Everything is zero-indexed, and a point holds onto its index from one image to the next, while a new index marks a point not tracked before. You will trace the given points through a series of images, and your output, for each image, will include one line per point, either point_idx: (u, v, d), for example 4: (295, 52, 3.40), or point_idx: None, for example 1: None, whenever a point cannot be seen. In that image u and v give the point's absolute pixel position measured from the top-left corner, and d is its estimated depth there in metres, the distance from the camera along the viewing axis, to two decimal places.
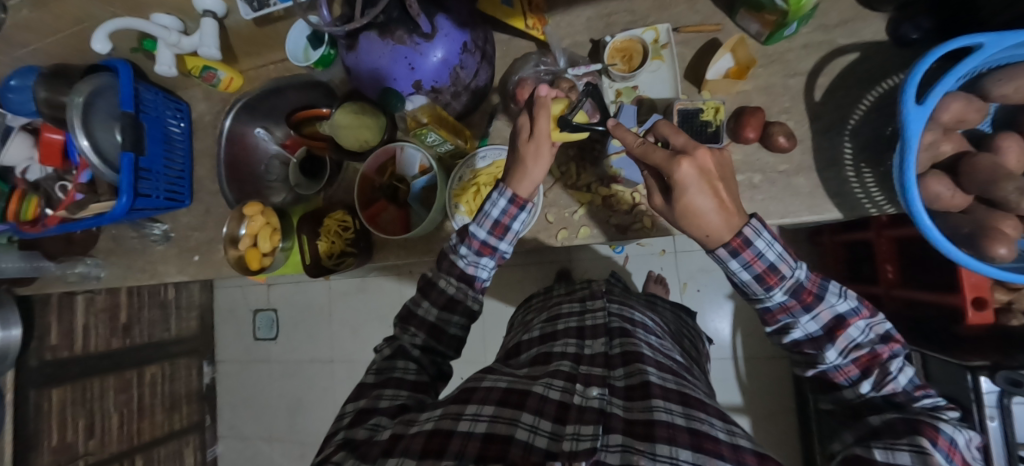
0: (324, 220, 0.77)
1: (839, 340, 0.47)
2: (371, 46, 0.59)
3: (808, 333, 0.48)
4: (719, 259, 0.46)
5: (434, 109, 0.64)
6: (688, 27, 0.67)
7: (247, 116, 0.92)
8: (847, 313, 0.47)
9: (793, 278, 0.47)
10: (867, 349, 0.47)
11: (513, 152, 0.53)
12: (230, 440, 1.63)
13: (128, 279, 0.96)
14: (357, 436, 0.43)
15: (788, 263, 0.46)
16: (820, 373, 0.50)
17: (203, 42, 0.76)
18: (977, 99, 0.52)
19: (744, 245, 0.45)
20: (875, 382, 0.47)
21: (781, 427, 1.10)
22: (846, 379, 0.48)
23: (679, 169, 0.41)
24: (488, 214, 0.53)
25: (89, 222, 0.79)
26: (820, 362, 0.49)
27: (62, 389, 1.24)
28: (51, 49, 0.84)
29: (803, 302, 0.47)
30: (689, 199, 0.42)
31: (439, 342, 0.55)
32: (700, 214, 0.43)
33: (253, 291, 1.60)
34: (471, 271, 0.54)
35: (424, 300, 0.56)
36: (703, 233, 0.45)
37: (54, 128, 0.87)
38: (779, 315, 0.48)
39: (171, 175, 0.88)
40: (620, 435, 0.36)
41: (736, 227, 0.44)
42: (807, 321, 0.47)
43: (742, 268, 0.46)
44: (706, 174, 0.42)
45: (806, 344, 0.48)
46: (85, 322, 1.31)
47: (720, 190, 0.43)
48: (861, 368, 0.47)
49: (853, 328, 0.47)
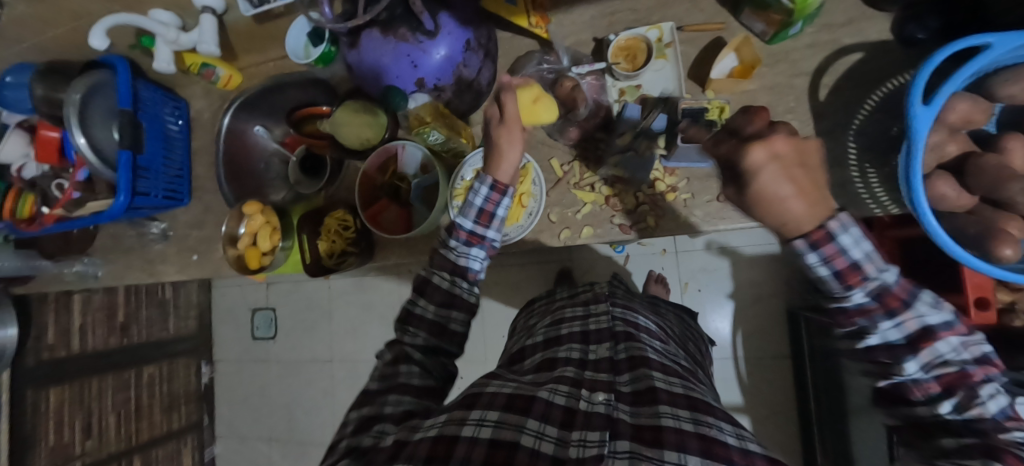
0: (326, 218, 0.77)
1: (924, 354, 0.43)
2: (374, 45, 0.59)
3: (886, 340, 0.43)
4: (796, 250, 0.41)
5: (437, 107, 0.64)
6: (692, 26, 0.66)
7: (246, 114, 0.91)
8: (938, 325, 0.42)
9: (878, 280, 0.42)
10: (955, 367, 0.42)
11: (488, 139, 0.56)
12: (228, 440, 1.63)
13: (126, 278, 0.95)
14: (362, 442, 0.43)
15: (876, 262, 0.41)
16: (894, 385, 0.46)
17: (202, 39, 0.75)
18: (983, 100, 0.52)
19: (828, 238, 0.40)
20: (958, 404, 0.42)
21: (781, 426, 1.10)
22: (922, 396, 0.44)
23: (751, 156, 0.39)
24: (471, 203, 0.54)
25: (86, 220, 0.78)
26: (897, 374, 0.45)
27: (59, 389, 1.23)
28: (48, 45, 0.83)
29: (887, 307, 0.42)
30: (764, 185, 0.39)
31: (441, 340, 0.54)
32: (780, 202, 0.39)
33: (251, 290, 1.59)
34: (462, 263, 0.55)
35: (421, 299, 0.55)
36: (779, 222, 0.41)
37: (51, 125, 0.86)
38: (856, 318, 0.44)
39: (170, 174, 0.87)
40: (628, 441, 0.36)
41: (819, 218, 0.40)
42: (889, 328, 0.43)
43: (820, 263, 0.41)
44: (785, 161, 0.39)
45: (881, 353, 0.45)
46: (82, 321, 1.30)
47: (800, 177, 0.39)
48: (944, 386, 0.43)
49: (944, 342, 0.42)
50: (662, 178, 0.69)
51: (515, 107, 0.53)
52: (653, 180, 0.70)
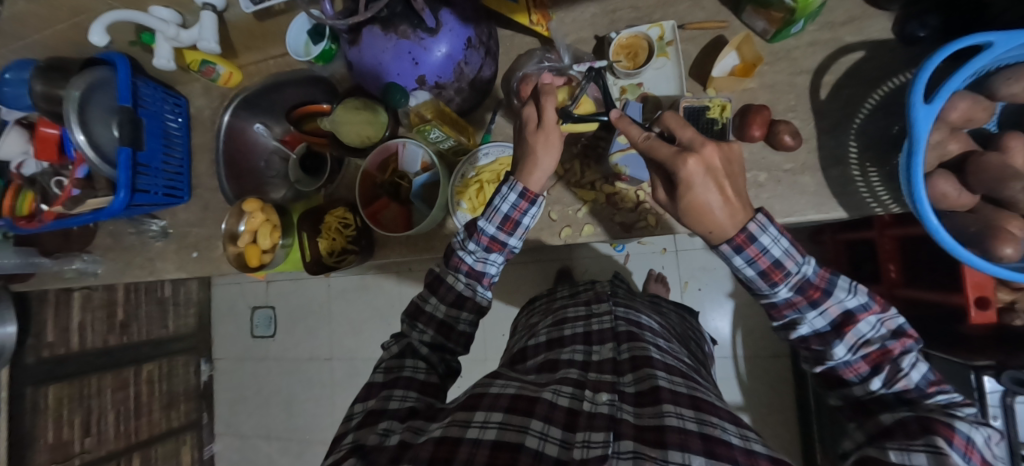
0: (325, 217, 0.76)
1: (848, 336, 0.45)
2: (375, 41, 0.59)
3: (815, 329, 0.46)
4: (723, 255, 0.44)
5: (438, 106, 0.66)
6: (693, 24, 0.66)
7: (246, 111, 0.91)
8: (855, 308, 0.45)
9: (800, 274, 0.45)
10: (877, 345, 0.44)
11: (521, 142, 0.52)
12: (228, 438, 1.63)
13: (125, 275, 0.95)
14: (368, 441, 0.42)
15: (794, 258, 0.44)
16: (828, 370, 0.48)
17: (203, 36, 0.75)
18: (984, 98, 0.52)
19: (749, 240, 0.43)
20: (886, 378, 0.44)
21: (781, 426, 1.10)
22: (855, 376, 0.46)
23: (686, 167, 0.40)
24: (497, 208, 0.51)
25: (86, 218, 0.78)
26: (829, 359, 0.46)
27: (58, 387, 1.23)
28: (47, 42, 0.82)
29: (810, 298, 0.45)
30: (695, 196, 0.41)
31: (447, 339, 0.55)
32: (708, 210, 0.42)
33: (251, 288, 1.59)
34: (480, 267, 0.54)
35: (432, 296, 0.56)
36: (707, 229, 0.44)
37: (51, 122, 0.86)
38: (786, 311, 0.47)
39: (169, 171, 0.87)
40: (631, 441, 0.36)
41: (742, 222, 0.43)
42: (815, 317, 0.46)
43: (747, 264, 0.44)
44: (715, 172, 0.41)
45: (813, 340, 0.47)
46: (82, 319, 1.29)
47: (726, 187, 0.41)
48: (871, 364, 0.44)
49: (863, 323, 0.44)
50: None
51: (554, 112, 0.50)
52: None
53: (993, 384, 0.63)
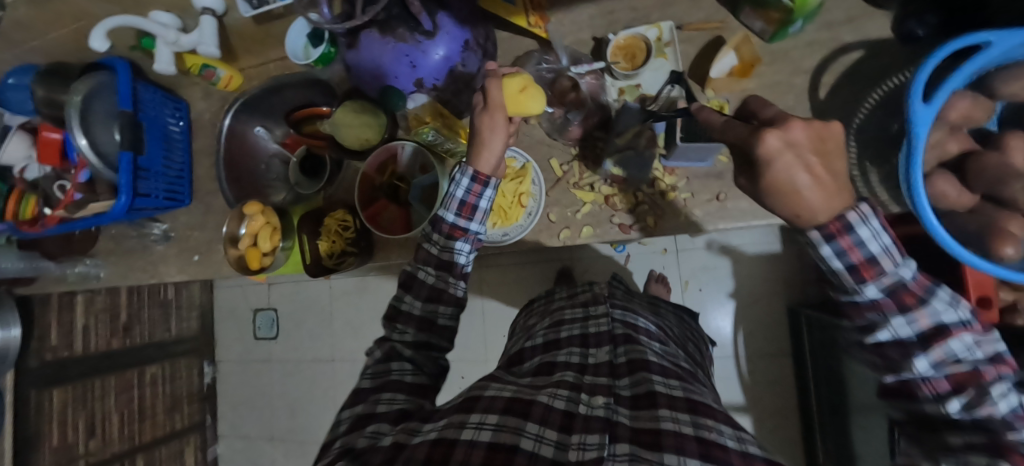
0: (325, 219, 0.77)
1: (934, 351, 0.41)
2: (372, 45, 0.59)
3: (897, 336, 0.43)
4: (811, 242, 0.40)
5: (435, 106, 0.69)
6: (691, 25, 0.66)
7: (247, 115, 0.91)
8: (952, 323, 0.41)
9: (895, 276, 0.41)
10: (969, 367, 0.41)
11: (471, 127, 0.53)
12: (231, 439, 1.63)
13: (128, 279, 0.96)
14: (357, 444, 0.42)
15: (892, 256, 0.41)
16: (902, 380, 0.46)
17: (202, 41, 0.76)
18: (983, 98, 0.52)
19: (844, 230, 0.39)
20: (967, 403, 0.41)
21: (784, 426, 1.09)
22: (931, 392, 0.43)
23: (763, 144, 0.36)
24: (453, 195, 0.52)
25: (90, 221, 0.79)
26: (904, 370, 0.44)
27: (62, 390, 1.23)
28: (49, 47, 0.83)
29: (901, 304, 0.42)
30: (777, 175, 0.36)
31: (430, 336, 0.54)
32: (794, 192, 0.36)
33: (253, 290, 1.60)
34: (447, 257, 0.53)
35: (408, 294, 0.55)
36: (793, 212, 0.38)
37: (53, 127, 0.87)
38: (868, 312, 0.44)
39: (170, 174, 0.87)
40: (627, 443, 0.36)
41: (841, 209, 0.38)
42: (901, 325, 0.42)
43: (836, 256, 0.40)
44: (798, 147, 0.36)
45: (893, 348, 0.44)
46: (85, 322, 1.30)
47: (819, 167, 0.36)
48: (953, 384, 0.41)
49: (957, 340, 0.41)
50: (661, 178, 0.69)
51: (500, 93, 0.51)
52: (653, 179, 0.69)
53: None
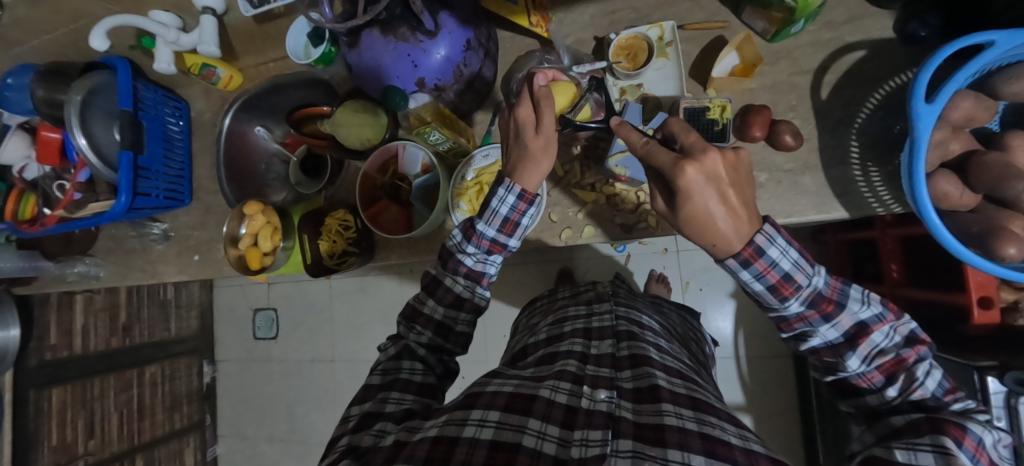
0: (325, 219, 0.76)
1: (862, 347, 0.44)
2: (374, 44, 0.59)
3: (827, 341, 0.45)
4: (730, 269, 0.43)
5: (438, 108, 0.66)
6: (694, 25, 0.66)
7: (247, 114, 0.91)
8: (869, 319, 0.44)
9: (811, 286, 0.44)
10: (891, 354, 0.44)
11: (517, 145, 0.51)
12: (230, 439, 1.63)
13: (128, 278, 0.95)
14: (362, 442, 0.42)
15: (804, 271, 0.44)
16: (841, 380, 0.47)
17: (202, 39, 0.75)
18: (986, 98, 0.52)
19: (758, 254, 0.42)
20: (902, 387, 0.43)
21: (784, 426, 1.09)
22: (869, 386, 0.45)
23: (684, 176, 0.39)
24: (495, 211, 0.51)
25: (88, 221, 0.78)
26: (841, 370, 0.46)
27: (62, 389, 1.23)
28: (48, 46, 0.83)
29: (823, 312, 0.45)
30: (695, 206, 0.40)
31: (446, 340, 0.55)
32: (710, 220, 0.40)
33: (253, 290, 1.59)
34: (479, 269, 0.54)
35: (430, 298, 0.56)
36: (711, 241, 0.42)
37: (52, 126, 0.86)
38: (796, 325, 0.46)
39: (170, 174, 0.87)
40: (630, 440, 0.36)
41: (750, 235, 0.42)
42: (827, 329, 0.45)
43: (755, 279, 0.43)
44: (717, 180, 0.39)
45: (825, 352, 0.46)
46: (85, 322, 1.30)
47: (729, 197, 0.40)
48: (885, 374, 0.44)
49: (877, 333, 0.44)
50: None
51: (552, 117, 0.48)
52: None
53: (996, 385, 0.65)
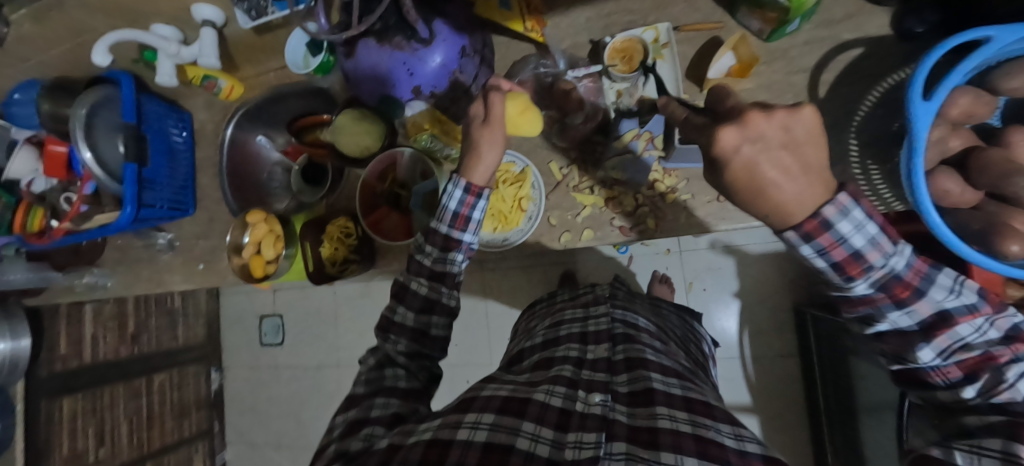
0: (326, 226, 0.77)
1: (940, 339, 0.41)
2: (370, 53, 0.59)
3: (898, 327, 0.42)
4: (788, 243, 0.40)
5: (433, 112, 0.67)
6: (689, 26, 0.66)
7: (249, 124, 0.92)
8: (954, 309, 0.40)
9: (886, 269, 0.39)
10: (978, 351, 0.40)
11: (466, 140, 0.55)
12: (238, 446, 1.64)
13: (135, 288, 0.97)
14: (350, 447, 0.43)
15: (881, 249, 0.39)
16: (909, 370, 0.44)
17: (203, 52, 0.76)
18: (984, 94, 0.51)
19: (823, 227, 0.38)
20: (982, 387, 0.40)
21: (790, 426, 1.09)
22: (943, 380, 0.42)
23: (720, 141, 0.36)
24: (446, 207, 0.53)
25: (93, 233, 0.79)
26: (911, 360, 0.43)
27: (72, 399, 1.25)
28: (54, 62, 0.84)
29: (895, 297, 0.40)
30: (745, 172, 0.36)
31: (423, 346, 0.54)
32: (762, 188, 0.36)
33: (258, 297, 1.61)
34: (440, 268, 0.54)
35: (399, 306, 0.55)
36: (767, 210, 0.38)
37: (59, 140, 0.87)
38: (861, 306, 0.42)
39: (174, 184, 0.88)
40: (624, 442, 0.36)
41: (816, 206, 0.37)
42: (899, 316, 0.41)
43: (816, 255, 0.40)
44: (767, 143, 0.36)
45: (895, 338, 0.43)
46: (94, 332, 1.32)
47: (789, 162, 0.36)
48: (966, 371, 0.40)
49: (963, 326, 0.40)
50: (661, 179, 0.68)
51: (499, 110, 0.54)
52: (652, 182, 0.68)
53: None
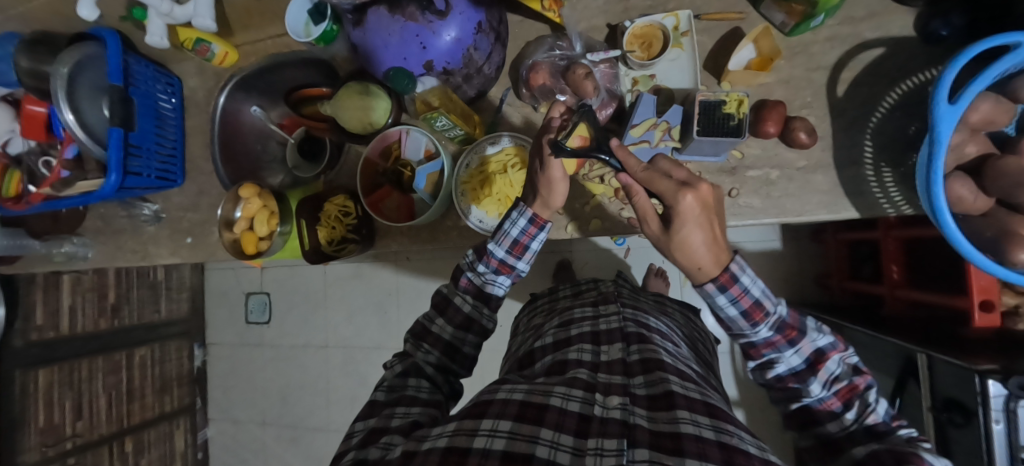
0: (324, 204, 0.75)
1: (820, 373, 0.49)
2: (381, 22, 0.56)
3: (792, 367, 0.50)
4: (707, 293, 0.47)
5: (445, 92, 0.63)
6: (710, 15, 0.64)
7: (242, 93, 0.88)
8: (825, 346, 0.50)
9: (776, 314, 0.49)
10: (845, 380, 0.49)
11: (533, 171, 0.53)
12: (221, 423, 1.62)
13: (117, 260, 0.92)
14: (370, 455, 0.41)
15: (771, 300, 0.48)
16: (804, 407, 0.52)
17: (198, 12, 0.72)
18: (1006, 101, 0.51)
19: (732, 280, 0.45)
20: (858, 411, 0.49)
21: (774, 421, 1.11)
22: (830, 412, 0.50)
23: (683, 202, 0.43)
24: (506, 233, 0.53)
25: (74, 201, 0.75)
26: (806, 395, 0.51)
27: (48, 371, 1.20)
28: (33, 14, 0.79)
29: (788, 337, 0.49)
30: (686, 235, 0.44)
31: (453, 361, 0.56)
32: (691, 247, 0.44)
33: (245, 274, 1.57)
34: (487, 289, 0.56)
35: (439, 318, 0.57)
36: (694, 264, 0.46)
37: (37, 100, 0.82)
38: (766, 350, 0.50)
39: (163, 153, 0.84)
40: (647, 449, 0.35)
41: (725, 263, 0.46)
42: (791, 355, 0.50)
43: (730, 303, 0.47)
44: (706, 207, 0.43)
45: (790, 378, 0.51)
46: (72, 302, 1.27)
47: (714, 226, 0.44)
48: (842, 399, 0.49)
49: (832, 361, 0.49)
50: None
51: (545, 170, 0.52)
52: None
53: (998, 388, 0.57)
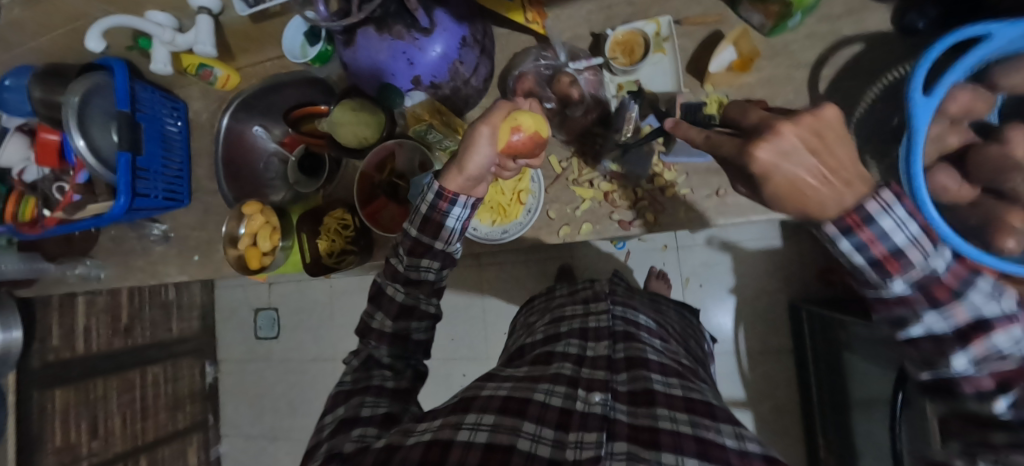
0: (324, 218, 0.77)
1: (976, 346, 0.35)
2: (370, 42, 0.59)
3: (932, 331, 0.37)
4: (826, 236, 0.37)
5: (433, 104, 0.67)
6: (690, 19, 0.66)
7: (245, 113, 0.91)
8: (993, 316, 0.35)
9: (925, 268, 0.36)
10: (1013, 360, 0.36)
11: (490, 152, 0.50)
12: (233, 439, 1.64)
13: (128, 279, 0.95)
14: (344, 448, 0.43)
15: (921, 246, 0.35)
16: (938, 378, 0.40)
17: (199, 39, 0.75)
18: (984, 90, 0.51)
19: (864, 222, 0.35)
20: (1016, 400, 0.37)
21: (784, 422, 1.10)
22: (974, 391, 0.38)
23: (759, 157, 0.34)
24: (445, 220, 0.50)
25: (87, 222, 0.79)
26: (943, 368, 0.38)
27: (65, 390, 1.24)
28: (47, 48, 0.83)
29: (932, 299, 0.36)
30: (783, 178, 0.34)
31: (405, 349, 0.54)
32: (803, 192, 0.34)
33: (254, 290, 1.60)
34: (415, 275, 0.52)
35: (378, 311, 0.54)
36: (801, 210, 0.36)
37: (50, 128, 0.86)
38: (894, 308, 0.38)
39: (170, 174, 0.87)
40: (625, 442, 0.36)
41: (859, 197, 0.34)
42: (934, 320, 0.36)
43: (854, 250, 0.36)
44: (806, 146, 0.34)
45: (927, 345, 0.38)
46: (87, 323, 1.31)
47: (828, 161, 0.34)
48: (999, 382, 0.37)
49: (1003, 335, 0.35)
50: (661, 173, 0.68)
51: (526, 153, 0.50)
52: (652, 175, 0.68)
53: None
